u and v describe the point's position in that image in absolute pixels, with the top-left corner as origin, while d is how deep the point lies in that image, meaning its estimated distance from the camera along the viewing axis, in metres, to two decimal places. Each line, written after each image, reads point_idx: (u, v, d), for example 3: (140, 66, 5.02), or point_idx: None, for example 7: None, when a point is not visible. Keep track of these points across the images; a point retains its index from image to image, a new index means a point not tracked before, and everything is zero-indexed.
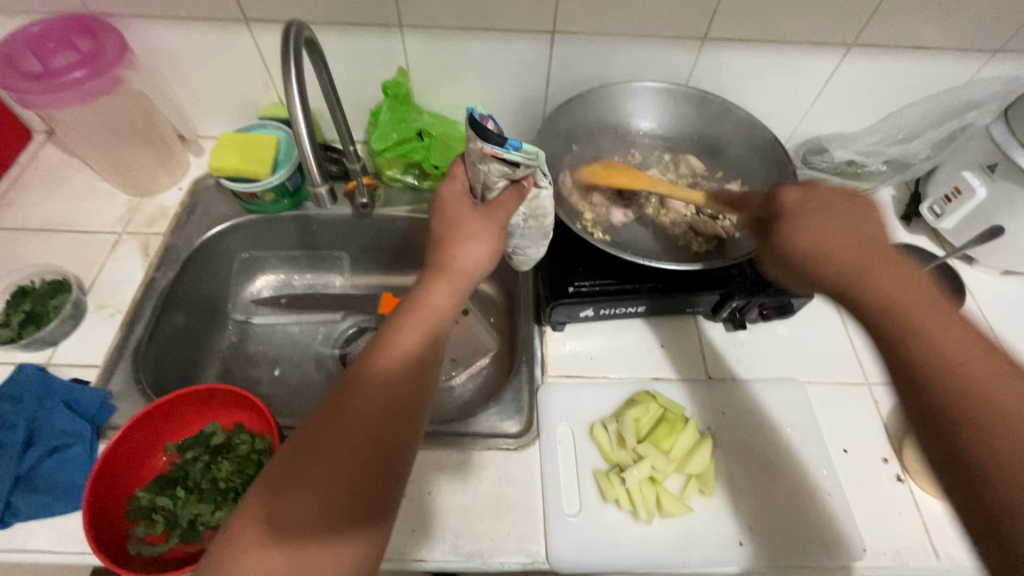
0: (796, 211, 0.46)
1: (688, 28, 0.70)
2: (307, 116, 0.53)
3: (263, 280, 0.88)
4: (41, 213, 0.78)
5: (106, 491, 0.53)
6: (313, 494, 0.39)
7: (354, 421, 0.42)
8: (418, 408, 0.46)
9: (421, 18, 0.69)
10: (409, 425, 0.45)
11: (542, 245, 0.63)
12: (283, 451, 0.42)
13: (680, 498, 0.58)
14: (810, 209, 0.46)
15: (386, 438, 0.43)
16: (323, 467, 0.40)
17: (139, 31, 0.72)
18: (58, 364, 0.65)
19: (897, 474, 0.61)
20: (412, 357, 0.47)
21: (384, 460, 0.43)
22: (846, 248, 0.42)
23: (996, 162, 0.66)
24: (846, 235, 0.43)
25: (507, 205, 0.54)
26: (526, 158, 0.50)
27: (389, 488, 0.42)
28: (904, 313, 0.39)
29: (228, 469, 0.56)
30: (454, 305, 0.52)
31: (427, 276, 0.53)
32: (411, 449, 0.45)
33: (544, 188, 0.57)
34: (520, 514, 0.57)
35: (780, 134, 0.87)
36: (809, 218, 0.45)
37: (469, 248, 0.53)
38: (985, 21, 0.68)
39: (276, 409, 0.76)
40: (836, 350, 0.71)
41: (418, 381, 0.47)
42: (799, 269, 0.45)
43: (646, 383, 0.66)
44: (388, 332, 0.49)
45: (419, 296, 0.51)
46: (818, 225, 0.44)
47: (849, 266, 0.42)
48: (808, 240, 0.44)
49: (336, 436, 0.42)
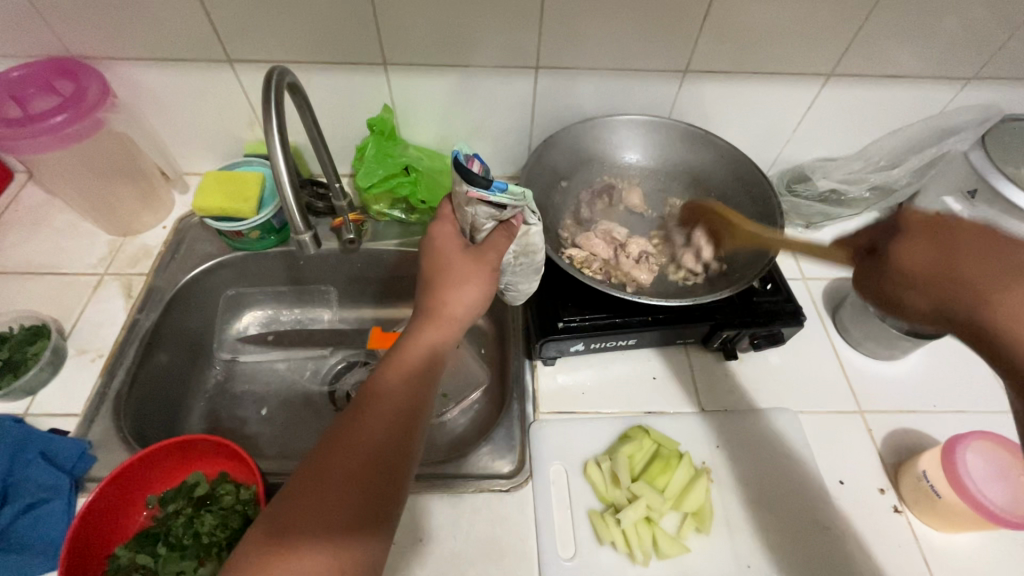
0: (914, 235, 0.40)
1: (670, 61, 0.71)
2: (287, 156, 0.52)
3: (249, 317, 0.87)
4: (21, 254, 0.77)
5: (83, 550, 0.52)
6: (300, 548, 0.37)
7: (342, 472, 0.41)
8: (409, 452, 0.45)
9: (405, 56, 0.69)
10: (400, 471, 0.43)
11: (533, 282, 0.63)
12: (271, 502, 0.39)
13: (676, 537, 0.57)
14: (933, 234, 0.39)
15: (376, 486, 0.41)
16: (308, 520, 0.38)
17: (121, 73, 0.71)
18: (36, 415, 0.63)
19: (894, 505, 0.61)
20: (403, 402, 0.46)
21: (372, 511, 0.41)
22: (984, 277, 0.36)
23: (977, 187, 0.67)
24: (981, 262, 0.37)
25: (498, 245, 0.54)
26: (512, 199, 0.51)
27: (379, 542, 0.40)
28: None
29: (211, 523, 0.54)
30: (444, 352, 0.52)
31: (417, 323, 0.52)
32: (400, 499, 0.43)
33: (533, 225, 0.56)
34: (514, 559, 0.55)
35: (764, 161, 0.88)
36: (930, 244, 0.39)
37: (460, 292, 0.53)
38: (960, 49, 0.69)
39: (264, 450, 0.74)
40: (828, 377, 0.70)
41: (410, 427, 0.46)
42: (911, 301, 0.40)
43: (639, 418, 0.66)
44: (373, 382, 0.48)
45: (410, 344, 0.50)
46: (938, 248, 0.39)
47: (982, 294, 0.36)
48: (929, 264, 0.39)
49: (324, 487, 0.40)
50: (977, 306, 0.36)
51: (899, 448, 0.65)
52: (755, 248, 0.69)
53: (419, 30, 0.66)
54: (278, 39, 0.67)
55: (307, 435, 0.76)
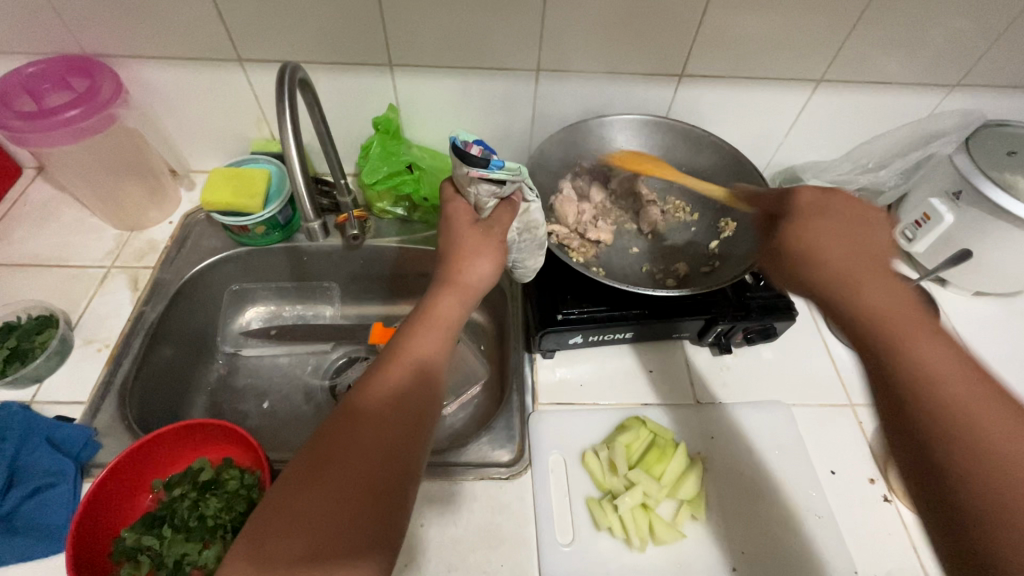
0: (802, 212, 0.43)
1: (667, 66, 0.74)
2: (300, 150, 0.54)
3: (252, 312, 0.88)
4: (28, 248, 0.78)
5: (90, 533, 0.52)
6: (336, 488, 0.40)
7: (371, 422, 0.44)
8: (429, 412, 0.48)
9: (411, 57, 0.72)
10: (422, 428, 0.46)
11: (539, 257, 0.65)
12: (305, 450, 0.42)
13: (672, 524, 0.58)
14: (812, 211, 0.43)
15: (401, 441, 0.44)
16: (340, 460, 0.42)
17: (133, 71, 0.73)
18: (42, 402, 0.64)
19: (884, 494, 0.62)
20: (421, 364, 0.49)
21: (398, 455, 0.44)
22: (841, 258, 0.40)
23: (961, 189, 0.70)
24: (833, 244, 0.40)
25: (502, 221, 0.57)
26: (510, 175, 0.53)
27: (404, 486, 0.43)
28: (894, 323, 0.36)
29: (216, 506, 0.55)
30: (461, 318, 0.55)
31: (434, 290, 0.55)
32: (423, 454, 0.46)
33: (532, 202, 0.59)
34: (513, 545, 0.57)
35: (758, 163, 0.91)
36: (809, 220, 0.42)
37: (475, 264, 0.56)
38: (943, 57, 0.72)
39: (264, 441, 0.75)
40: (820, 373, 0.72)
41: (430, 386, 0.49)
42: (787, 269, 0.42)
43: (635, 410, 0.67)
44: (396, 345, 0.51)
45: (428, 309, 0.53)
46: (818, 227, 0.42)
47: (837, 271, 0.39)
48: (805, 243, 0.41)
49: (355, 436, 0.43)
50: (826, 280, 0.39)
51: None
52: (751, 244, 0.71)
53: (425, 33, 0.68)
54: (288, 40, 0.69)
55: (308, 428, 0.77)
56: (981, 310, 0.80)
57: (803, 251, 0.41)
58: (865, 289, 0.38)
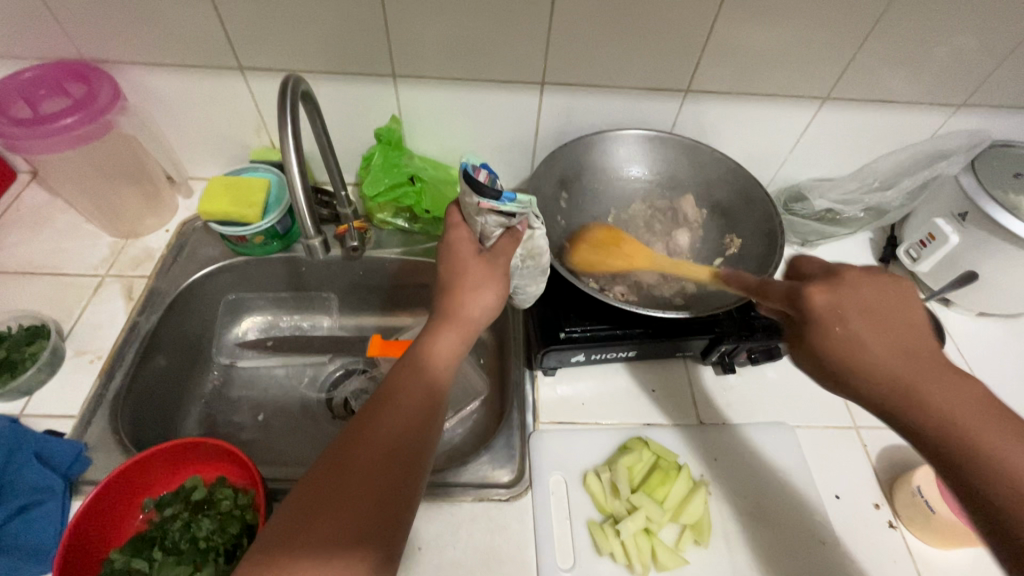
0: (834, 313, 0.41)
1: (673, 81, 0.73)
2: (301, 161, 0.53)
3: (248, 322, 0.87)
4: (20, 255, 0.77)
5: (76, 555, 0.51)
6: (322, 535, 0.38)
7: (362, 465, 0.42)
8: (421, 456, 0.45)
9: (414, 68, 0.71)
10: (414, 472, 0.44)
11: (541, 283, 0.64)
12: (293, 494, 0.40)
13: (675, 549, 0.57)
14: (847, 307, 0.41)
15: (391, 485, 0.42)
16: (329, 505, 0.39)
17: (131, 77, 0.72)
18: (32, 416, 0.63)
19: (889, 520, 0.61)
20: (416, 402, 0.47)
21: (388, 505, 0.41)
22: (895, 363, 0.39)
23: (967, 210, 0.70)
24: (878, 351, 0.39)
25: (506, 250, 0.55)
26: (521, 208, 0.53)
27: (390, 537, 0.40)
28: (962, 432, 0.36)
29: (208, 528, 0.54)
30: (458, 355, 0.53)
31: (434, 324, 0.53)
32: (414, 500, 0.43)
33: (538, 230, 0.58)
34: (512, 569, 0.55)
35: (762, 178, 0.90)
36: (844, 322, 0.40)
37: (476, 296, 0.54)
38: (948, 78, 0.72)
39: (258, 456, 0.74)
40: (824, 394, 0.71)
41: (424, 427, 0.46)
42: (837, 377, 0.41)
43: (638, 429, 0.66)
44: (392, 382, 0.49)
45: (426, 346, 0.51)
46: (858, 331, 0.40)
47: (896, 378, 0.38)
48: (848, 350, 0.40)
49: (347, 480, 0.41)
50: (886, 392, 0.38)
51: (894, 464, 0.65)
52: (754, 264, 0.71)
53: (429, 43, 0.67)
54: (290, 48, 0.68)
55: (304, 442, 0.75)
56: (984, 330, 0.80)
57: (858, 362, 0.39)
58: (927, 397, 0.37)
